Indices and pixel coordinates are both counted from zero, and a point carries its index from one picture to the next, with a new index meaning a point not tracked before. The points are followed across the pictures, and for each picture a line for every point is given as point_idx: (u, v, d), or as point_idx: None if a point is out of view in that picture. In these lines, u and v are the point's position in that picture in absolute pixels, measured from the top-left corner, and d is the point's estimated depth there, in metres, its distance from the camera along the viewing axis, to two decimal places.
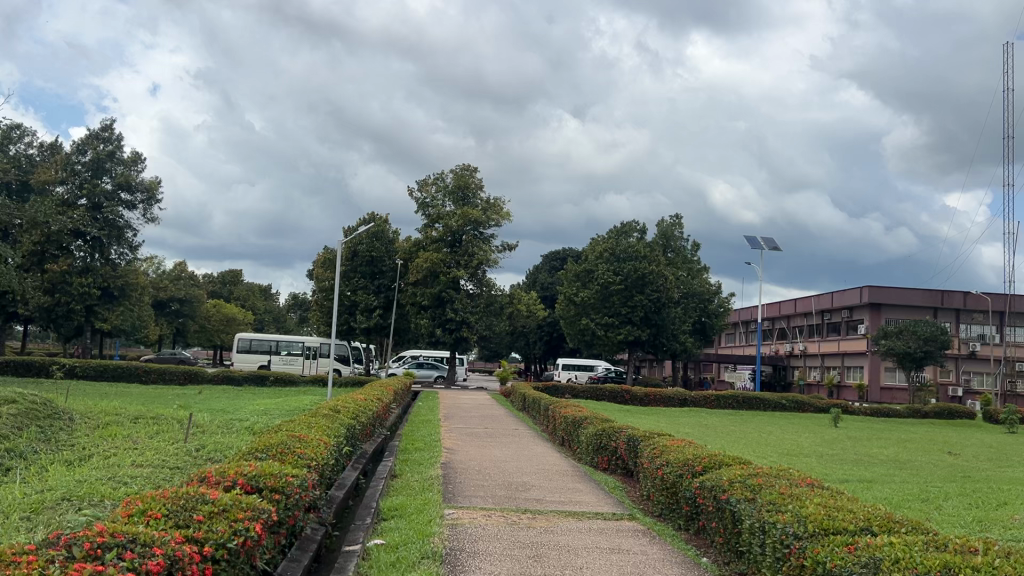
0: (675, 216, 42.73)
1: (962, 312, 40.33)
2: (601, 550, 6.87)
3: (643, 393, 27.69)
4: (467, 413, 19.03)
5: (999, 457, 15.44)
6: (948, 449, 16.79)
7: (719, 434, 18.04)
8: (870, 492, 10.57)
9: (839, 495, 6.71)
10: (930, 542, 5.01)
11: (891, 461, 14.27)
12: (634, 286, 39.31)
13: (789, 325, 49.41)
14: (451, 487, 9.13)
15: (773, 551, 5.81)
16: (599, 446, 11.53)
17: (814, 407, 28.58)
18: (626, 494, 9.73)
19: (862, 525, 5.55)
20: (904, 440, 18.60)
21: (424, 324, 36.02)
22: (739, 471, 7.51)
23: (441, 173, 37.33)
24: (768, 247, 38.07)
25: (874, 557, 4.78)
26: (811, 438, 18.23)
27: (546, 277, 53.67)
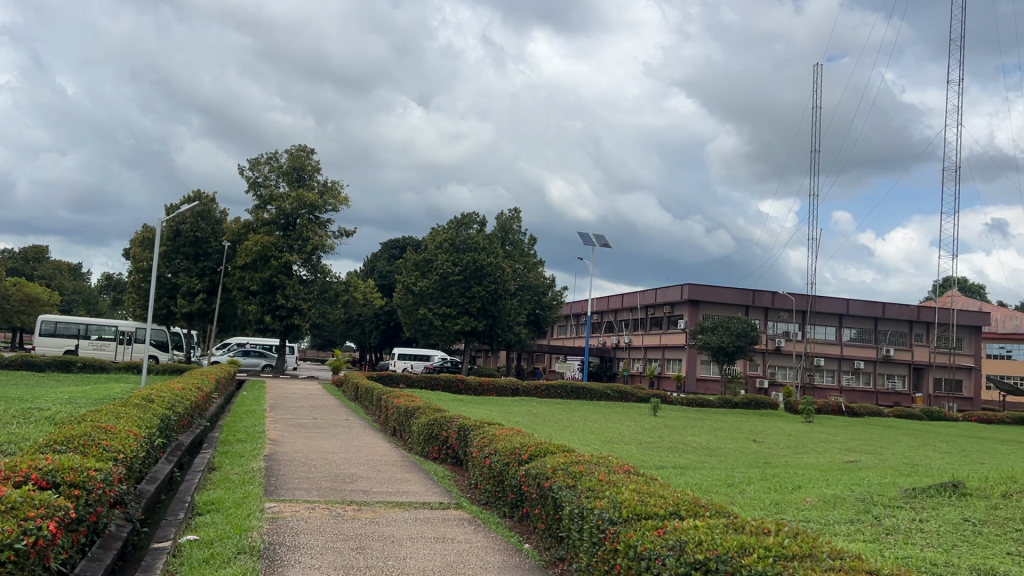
0: (514, 209, 43.42)
1: (770, 310, 43.64)
2: (425, 539, 6.88)
3: (477, 382, 27.98)
4: (296, 403, 18.54)
5: (798, 444, 16.80)
6: (754, 437, 18.09)
7: (547, 423, 18.53)
8: (680, 478, 11.21)
9: (652, 481, 7.06)
10: (730, 524, 5.37)
11: (702, 449, 15.22)
12: (471, 277, 39.64)
13: (616, 319, 51.58)
14: (274, 479, 8.84)
15: (590, 536, 6.03)
16: (429, 436, 11.54)
17: (636, 397, 30.03)
18: (454, 483, 9.80)
19: (671, 510, 5.87)
20: (716, 428, 19.90)
21: (252, 310, 34.67)
22: (562, 458, 7.76)
23: (275, 152, 36.02)
24: (599, 242, 39.46)
25: (679, 541, 5.07)
26: (633, 427, 19.08)
27: (384, 265, 53.02)
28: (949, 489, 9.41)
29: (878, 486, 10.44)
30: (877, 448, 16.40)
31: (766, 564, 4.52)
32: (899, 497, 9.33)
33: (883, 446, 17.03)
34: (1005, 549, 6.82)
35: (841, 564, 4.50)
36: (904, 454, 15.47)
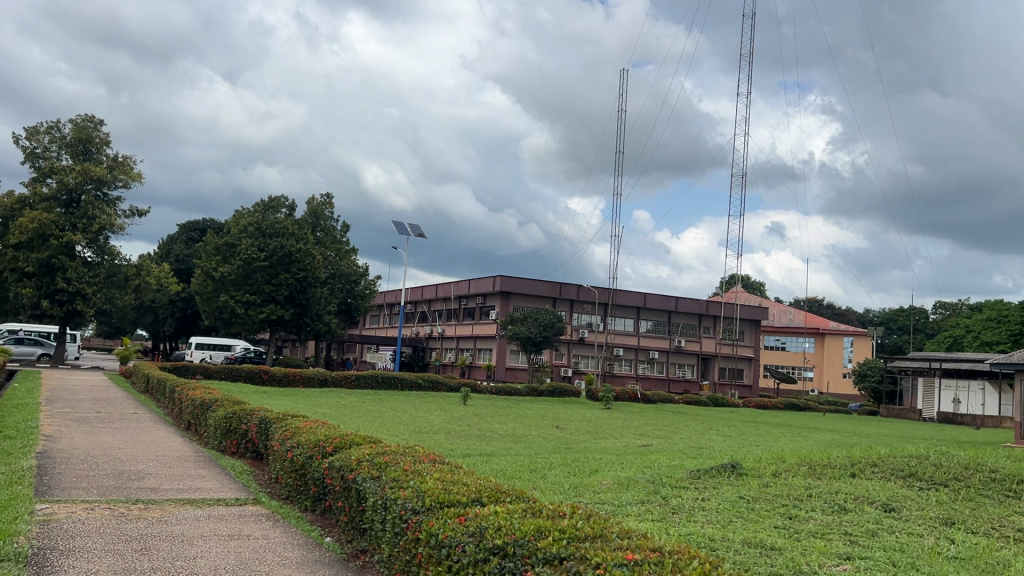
0: (326, 195, 42.32)
1: (575, 302, 45.41)
2: (218, 538, 6.55)
3: (282, 373, 27.03)
4: (75, 396, 17.04)
5: (597, 430, 17.65)
6: (557, 423, 18.79)
7: (355, 413, 18.24)
8: (485, 465, 11.39)
9: (457, 470, 7.13)
10: (529, 509, 5.53)
11: (507, 436, 15.57)
12: (279, 263, 38.27)
13: (429, 309, 51.74)
14: (45, 479, 8.08)
15: (392, 526, 5.98)
16: (227, 430, 11.00)
17: (446, 386, 30.29)
18: (253, 478, 9.41)
19: (473, 497, 5.95)
20: (522, 416, 20.46)
21: (26, 294, 31.51)
22: (368, 450, 7.66)
23: (57, 121, 32.91)
24: (414, 233, 39.31)
25: (479, 527, 5.15)
26: (441, 415, 19.20)
27: (182, 248, 49.93)
28: (728, 469, 10.23)
29: (667, 468, 11.16)
30: (668, 433, 17.54)
31: (559, 546, 4.70)
32: (685, 478, 10.03)
33: (674, 430, 18.24)
34: (774, 523, 7.50)
35: (629, 544, 4.76)
36: (690, 437, 16.63)
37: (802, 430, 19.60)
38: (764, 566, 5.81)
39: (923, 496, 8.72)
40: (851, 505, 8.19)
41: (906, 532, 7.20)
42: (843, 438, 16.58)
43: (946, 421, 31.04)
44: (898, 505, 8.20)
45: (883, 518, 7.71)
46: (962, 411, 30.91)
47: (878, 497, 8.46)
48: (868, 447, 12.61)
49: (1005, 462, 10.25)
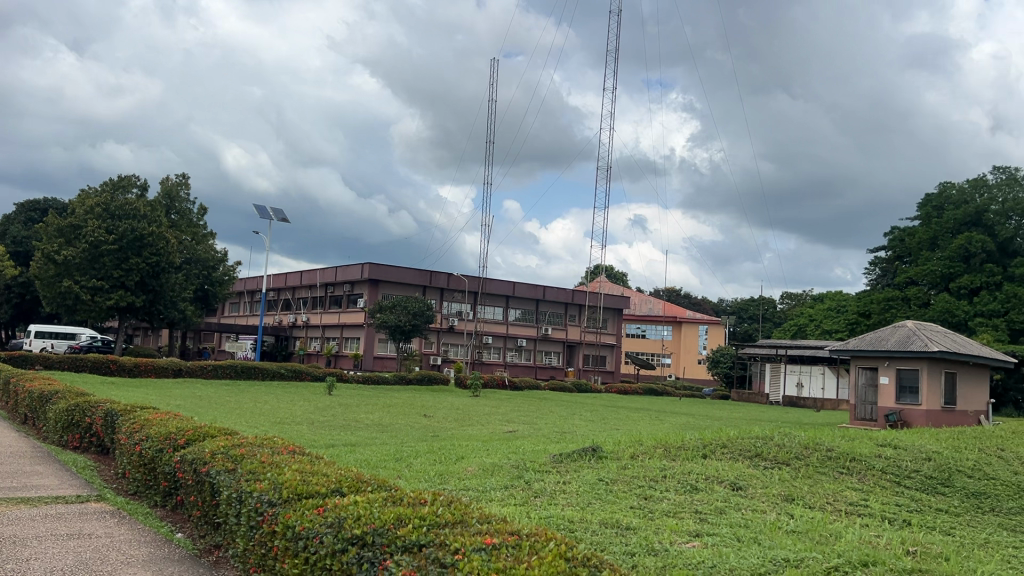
0: (182, 176, 40.35)
1: (444, 291, 45.31)
2: (55, 538, 6.13)
3: (132, 363, 25.64)
4: None
5: (464, 417, 17.76)
6: (423, 411, 18.76)
7: (211, 404, 17.53)
8: (349, 455, 11.19)
9: (317, 460, 6.98)
10: (388, 498, 5.49)
11: (373, 425, 15.37)
12: (129, 247, 36.16)
13: (292, 297, 50.36)
14: None
15: (247, 520, 5.79)
16: (69, 424, 10.31)
17: (311, 375, 29.65)
18: (97, 474, 8.87)
19: (332, 487, 5.85)
20: (388, 405, 20.31)
21: None
22: (222, 441, 7.37)
23: None
24: (278, 217, 38.07)
25: (339, 517, 5.07)
26: (304, 406, 18.73)
27: (19, 229, 46.30)
28: (589, 453, 10.51)
29: (530, 454, 11.34)
30: (533, 418, 17.84)
31: (419, 534, 4.69)
32: (548, 462, 10.25)
33: (539, 417, 18.56)
34: (630, 503, 7.77)
35: (488, 528, 4.81)
36: (555, 422, 16.97)
37: (659, 414, 20.44)
38: (619, 545, 6.03)
39: (768, 475, 9.28)
40: (703, 484, 8.61)
41: (751, 509, 7.64)
42: (696, 421, 17.37)
43: (791, 404, 33.18)
44: (745, 484, 8.69)
45: (731, 496, 8.16)
46: (804, 395, 33.16)
47: (727, 477, 8.94)
48: (719, 429, 13.28)
49: (839, 441, 11.07)
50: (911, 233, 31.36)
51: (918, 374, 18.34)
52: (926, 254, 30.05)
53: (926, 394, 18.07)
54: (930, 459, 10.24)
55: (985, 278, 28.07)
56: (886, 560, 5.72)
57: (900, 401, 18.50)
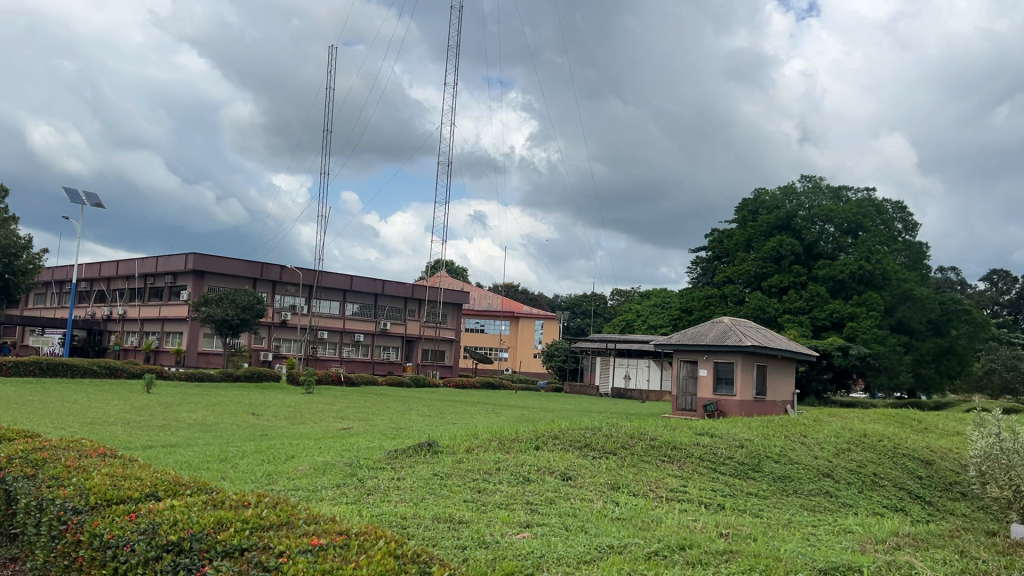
0: None
1: (277, 284, 43.71)
2: None
3: None
4: None
5: (295, 415, 17.17)
6: (252, 409, 17.99)
7: (10, 405, 15.97)
8: (168, 457, 10.55)
9: (130, 463, 6.51)
10: (208, 501, 5.20)
11: (196, 425, 14.58)
12: None
13: (108, 288, 46.95)
14: None
15: (48, 530, 5.30)
16: None
17: (127, 371, 27.72)
18: None
19: (147, 492, 5.48)
20: (214, 403, 19.34)
21: None
22: (20, 445, 6.72)
23: None
24: (92, 202, 35.26)
25: (152, 523, 4.75)
26: (120, 406, 17.48)
27: None
28: (424, 448, 10.46)
29: (364, 450, 11.14)
30: (367, 414, 17.55)
31: (241, 537, 4.47)
32: (382, 459, 10.11)
33: (373, 412, 18.30)
34: (463, 497, 7.81)
35: (316, 529, 4.67)
36: (392, 418, 16.79)
37: (493, 408, 20.68)
38: (451, 539, 6.03)
39: (596, 464, 9.61)
40: (534, 475, 8.78)
41: (579, 498, 7.88)
42: (530, 415, 17.70)
43: (618, 396, 34.71)
44: (574, 473, 8.96)
45: (561, 486, 8.38)
46: (632, 386, 34.75)
47: (557, 467, 9.17)
48: (551, 421, 13.62)
49: (662, 430, 11.65)
50: (728, 235, 33.44)
51: (733, 367, 19.62)
52: (741, 255, 32.14)
53: (740, 385, 19.36)
54: (742, 447, 10.98)
55: (792, 278, 30.44)
56: (701, 543, 6.06)
57: (717, 392, 19.71)
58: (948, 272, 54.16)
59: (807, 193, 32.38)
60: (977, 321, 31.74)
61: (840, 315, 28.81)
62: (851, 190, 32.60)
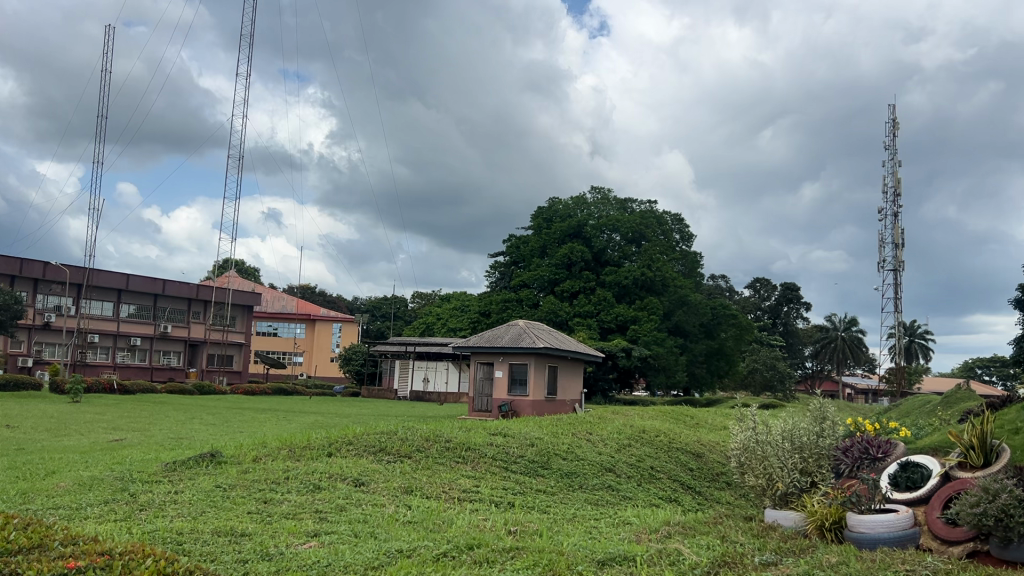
0: None
1: (39, 282, 39.76)
2: None
3: None
4: None
5: (58, 426, 15.63)
6: (5, 421, 16.14)
7: None
8: None
9: None
10: None
11: None
12: None
13: None
14: None
15: None
16: None
17: None
18: None
19: None
20: None
21: None
22: None
23: None
24: None
25: None
26: None
27: None
28: (206, 459, 9.88)
29: (138, 463, 10.35)
30: (143, 425, 16.32)
31: None
32: (158, 472, 9.43)
33: (150, 422, 17.04)
34: (246, 509, 7.45)
35: (73, 550, 4.27)
36: (172, 428, 15.74)
37: (285, 414, 19.97)
38: (231, 553, 5.74)
39: (390, 468, 9.54)
40: (324, 483, 8.57)
41: (370, 503, 7.77)
42: (322, 420, 17.27)
43: (417, 398, 34.57)
44: (367, 479, 8.83)
45: (352, 493, 8.22)
46: (430, 390, 34.82)
47: (350, 473, 9.00)
48: (344, 427, 13.38)
49: (456, 432, 11.75)
50: (525, 241, 34.33)
51: (527, 368, 20.22)
52: (536, 260, 33.15)
53: (532, 385, 19.98)
54: (532, 445, 11.34)
55: (583, 283, 31.88)
56: (489, 542, 6.17)
57: (511, 393, 20.22)
58: (718, 280, 58.93)
59: (597, 203, 34.13)
60: (743, 324, 34.98)
61: (624, 318, 30.56)
62: (635, 202, 34.78)
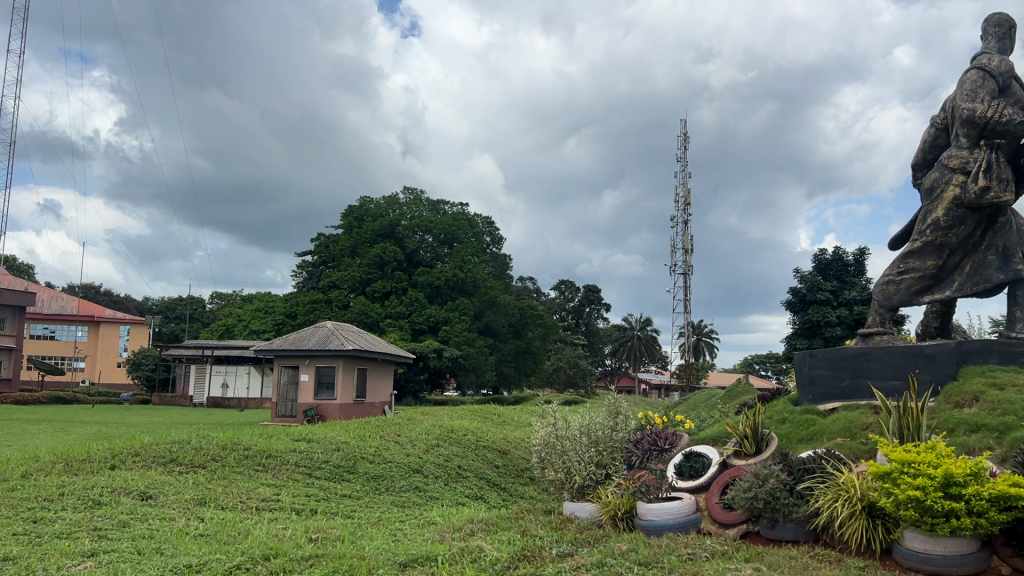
0: None
1: None
2: None
3: None
4: None
5: None
6: None
7: None
8: None
9: None
10: None
11: None
12: None
13: None
14: None
15: None
16: None
17: None
18: None
19: None
20: None
21: None
22: None
23: None
24: None
25: None
26: None
27: None
28: None
29: None
30: None
31: None
32: None
33: None
34: (13, 530, 6.74)
35: None
36: None
37: (63, 425, 18.27)
38: None
39: (182, 480, 8.99)
40: (105, 498, 7.92)
41: (159, 518, 7.29)
42: (108, 431, 16.00)
43: (215, 404, 32.83)
44: (155, 492, 8.27)
45: (138, 507, 7.67)
46: (229, 395, 33.18)
47: (136, 487, 8.38)
48: (129, 437, 12.43)
49: (257, 439, 11.28)
50: (333, 240, 33.51)
51: (334, 370, 19.82)
52: (346, 261, 32.22)
53: (340, 389, 19.64)
54: (337, 450, 11.10)
55: (394, 283, 31.62)
56: (287, 551, 5.97)
57: (318, 397, 19.74)
58: (526, 282, 60.64)
59: (409, 204, 34.09)
60: (548, 324, 36.27)
61: (436, 319, 30.76)
62: (447, 203, 35.10)
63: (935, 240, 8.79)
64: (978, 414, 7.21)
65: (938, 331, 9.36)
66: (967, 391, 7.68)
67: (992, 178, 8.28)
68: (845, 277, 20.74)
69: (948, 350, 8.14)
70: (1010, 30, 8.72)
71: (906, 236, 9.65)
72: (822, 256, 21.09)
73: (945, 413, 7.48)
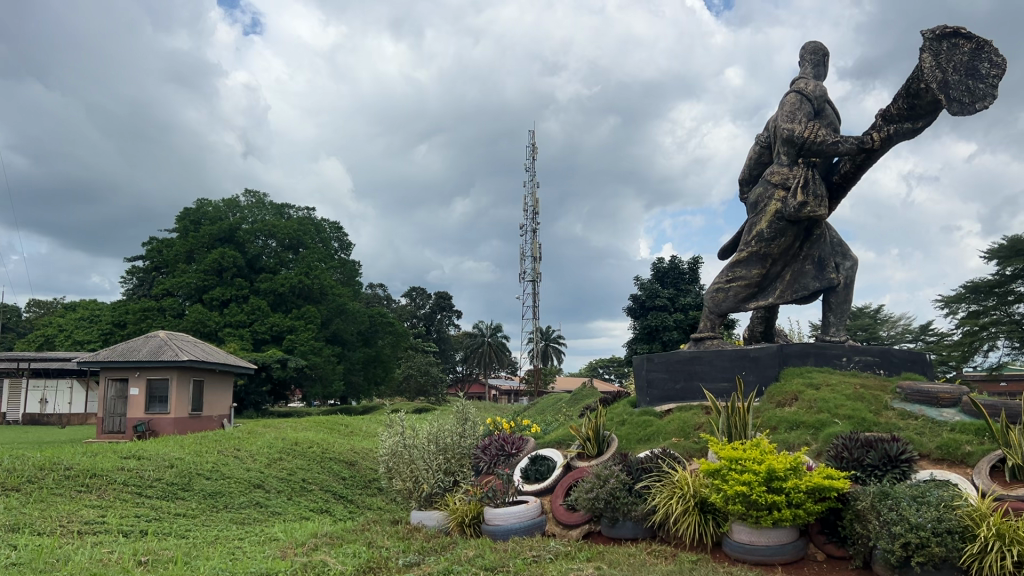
0: None
1: None
2: None
3: None
4: None
5: None
6: None
7: None
8: None
9: None
10: None
11: None
12: None
13: None
14: None
15: None
16: None
17: None
18: None
19: None
20: None
21: None
22: None
23: None
24: None
25: None
26: None
27: None
28: None
29: None
30: None
31: None
32: None
33: None
34: None
35: None
36: None
37: None
38: None
39: None
40: None
41: None
42: None
43: (32, 423, 30.35)
44: None
45: None
46: (48, 412, 30.74)
47: None
48: None
49: (79, 458, 10.46)
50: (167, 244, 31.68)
51: (168, 383, 18.77)
52: (182, 267, 30.42)
53: (174, 402, 18.64)
54: (171, 467, 10.50)
55: (234, 291, 30.32)
56: None
57: (149, 411, 18.66)
58: (375, 288, 59.94)
59: (251, 208, 32.89)
60: (398, 331, 35.94)
61: (280, 328, 29.84)
62: (292, 208, 34.19)
63: (759, 250, 9.40)
64: (797, 412, 7.78)
65: (762, 336, 10.05)
66: (788, 390, 8.26)
67: (809, 194, 8.95)
68: (680, 284, 21.79)
69: (772, 352, 8.73)
70: (824, 57, 9.49)
71: (734, 246, 10.27)
72: (660, 265, 22.10)
73: (768, 412, 8.02)
